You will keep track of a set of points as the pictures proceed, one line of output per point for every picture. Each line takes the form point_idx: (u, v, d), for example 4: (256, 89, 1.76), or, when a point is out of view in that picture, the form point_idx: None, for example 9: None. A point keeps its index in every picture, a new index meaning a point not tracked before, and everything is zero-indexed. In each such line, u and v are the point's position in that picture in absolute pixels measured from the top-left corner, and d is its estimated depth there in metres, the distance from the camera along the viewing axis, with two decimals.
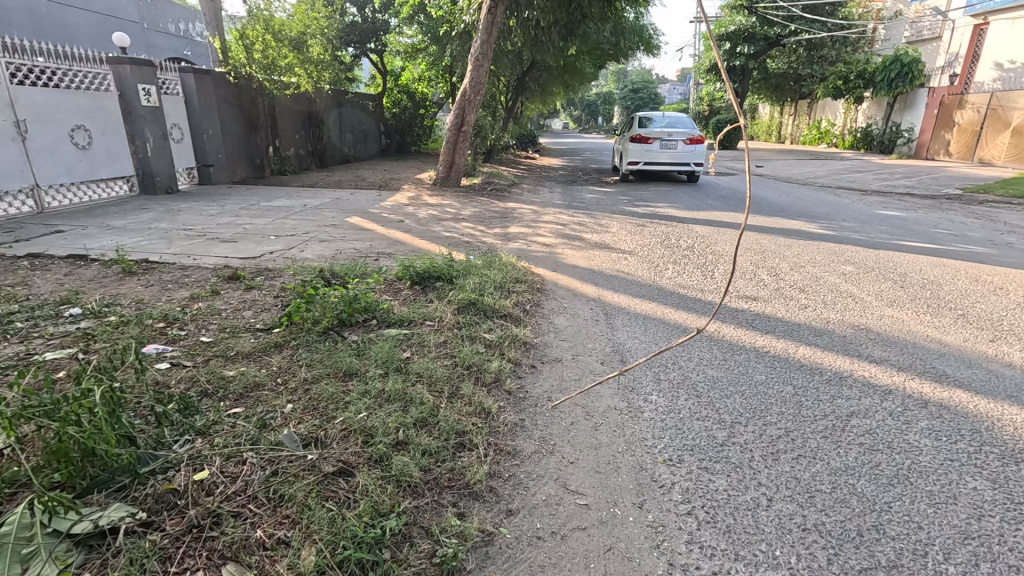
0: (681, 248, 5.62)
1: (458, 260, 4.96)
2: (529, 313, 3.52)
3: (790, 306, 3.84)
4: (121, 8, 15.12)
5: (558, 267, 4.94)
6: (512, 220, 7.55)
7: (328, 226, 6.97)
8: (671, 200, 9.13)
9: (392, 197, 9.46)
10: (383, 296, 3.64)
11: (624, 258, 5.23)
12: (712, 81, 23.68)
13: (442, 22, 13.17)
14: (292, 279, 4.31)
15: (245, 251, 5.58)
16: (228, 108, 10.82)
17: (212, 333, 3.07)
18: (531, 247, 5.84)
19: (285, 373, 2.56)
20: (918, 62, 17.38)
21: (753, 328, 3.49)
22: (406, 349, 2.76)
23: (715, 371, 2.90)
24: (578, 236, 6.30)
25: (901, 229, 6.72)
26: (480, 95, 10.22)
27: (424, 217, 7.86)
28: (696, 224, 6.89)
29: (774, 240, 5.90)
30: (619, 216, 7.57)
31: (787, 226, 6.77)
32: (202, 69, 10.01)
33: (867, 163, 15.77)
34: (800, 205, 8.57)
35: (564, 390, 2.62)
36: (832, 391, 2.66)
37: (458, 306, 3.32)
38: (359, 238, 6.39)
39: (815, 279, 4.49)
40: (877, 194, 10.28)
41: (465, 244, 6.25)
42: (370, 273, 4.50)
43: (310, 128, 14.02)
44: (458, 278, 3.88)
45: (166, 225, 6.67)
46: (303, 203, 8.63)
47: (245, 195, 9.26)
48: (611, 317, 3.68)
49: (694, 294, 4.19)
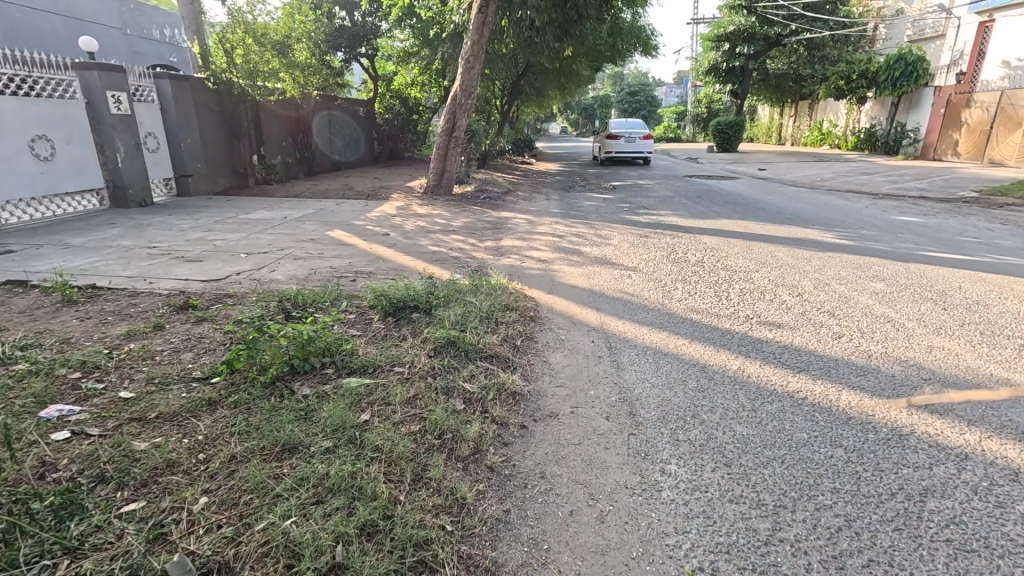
0: (690, 263, 5.12)
1: (443, 281, 4.45)
2: (520, 350, 3.00)
3: (823, 336, 3.32)
4: (102, 13, 14.66)
5: (554, 287, 4.43)
6: (506, 232, 7.06)
7: (307, 241, 6.47)
8: (674, 207, 8.64)
9: (380, 207, 8.98)
10: (351, 333, 3.12)
11: (627, 276, 4.73)
12: (712, 83, 23.10)
13: (433, 24, 12.72)
14: (252, 310, 3.80)
15: (209, 272, 5.07)
16: (208, 116, 10.33)
17: (136, 385, 2.54)
18: (525, 263, 5.34)
19: (211, 445, 2.05)
20: (923, 61, 16.97)
21: (783, 366, 2.96)
22: (365, 409, 2.24)
23: (745, 428, 2.38)
24: (577, 250, 5.79)
25: (926, 237, 6.22)
26: (472, 98, 9.73)
27: (411, 229, 7.36)
28: (704, 234, 6.40)
29: (790, 252, 5.40)
30: (620, 226, 7.08)
31: (802, 235, 6.27)
32: (180, 75, 9.52)
33: (873, 165, 15.32)
34: (812, 212, 8.07)
35: (561, 460, 2.10)
36: (895, 457, 2.14)
37: (435, 346, 2.80)
38: (337, 254, 5.88)
39: (844, 299, 4.00)
40: (889, 197, 9.79)
41: (453, 259, 5.74)
42: (342, 300, 3.99)
43: (298, 135, 13.56)
44: (437, 308, 3.37)
45: (129, 242, 6.16)
46: (284, 216, 8.13)
47: (223, 208, 8.75)
48: (616, 352, 3.16)
49: (710, 320, 3.68)
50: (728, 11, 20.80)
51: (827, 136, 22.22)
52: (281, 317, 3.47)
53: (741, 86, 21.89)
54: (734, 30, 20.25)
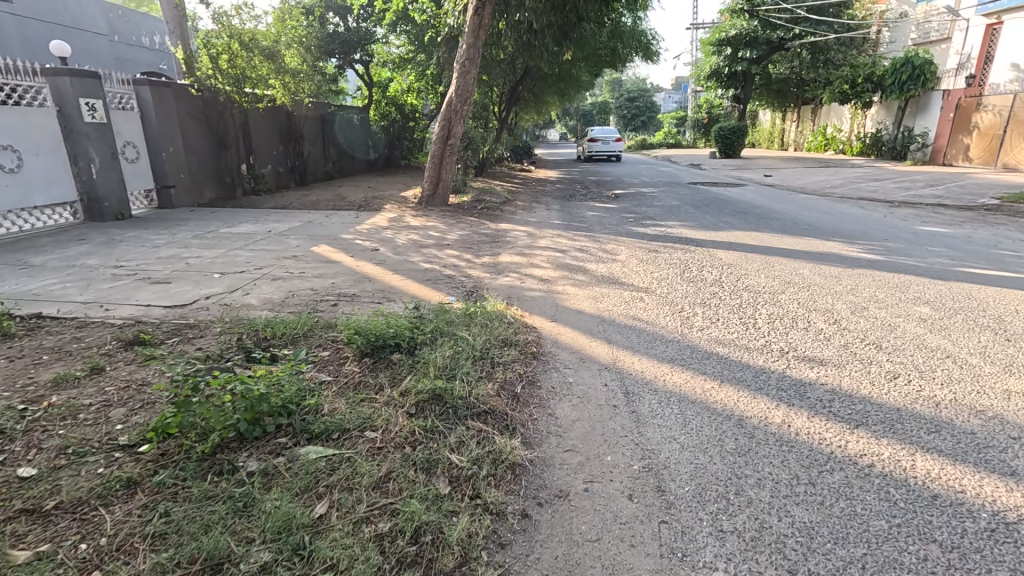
0: (707, 282, 4.65)
1: (434, 308, 3.97)
2: (521, 402, 2.51)
3: (876, 378, 2.82)
4: (88, 19, 14.26)
5: (558, 313, 3.93)
6: (504, 246, 6.59)
7: (288, 258, 5.98)
8: (681, 217, 8.18)
9: (371, 219, 8.51)
10: (320, 380, 2.62)
11: (639, 298, 4.26)
12: (712, 88, 22.51)
13: (428, 28, 12.32)
14: (213, 345, 3.29)
15: (176, 295, 4.59)
16: (193, 124, 9.87)
17: (42, 458, 2.04)
18: (525, 283, 4.87)
19: (111, 559, 1.54)
20: (930, 64, 16.64)
21: (837, 420, 2.45)
22: (320, 500, 1.74)
23: (806, 512, 1.88)
24: (582, 267, 5.30)
25: (957, 249, 5.76)
26: (468, 104, 9.28)
27: (403, 243, 6.88)
28: (718, 247, 5.93)
29: (817, 269, 4.93)
30: (626, 239, 6.61)
31: (824, 249, 5.79)
32: (161, 81, 9.08)
33: (882, 170, 14.92)
34: (828, 222, 7.62)
35: (575, 570, 1.60)
36: (1009, 561, 1.64)
37: (417, 402, 2.30)
38: (321, 273, 5.39)
39: (889, 327, 3.51)
40: (906, 205, 9.34)
41: (446, 278, 5.25)
42: (317, 333, 3.48)
43: (289, 143, 13.10)
44: (423, 347, 2.89)
45: (94, 261, 5.67)
46: (268, 229, 7.65)
47: (204, 220, 8.27)
48: (634, 400, 2.66)
49: (739, 355, 3.19)
50: (729, 15, 20.41)
51: (832, 142, 21.91)
52: (241, 358, 2.95)
53: (743, 90, 21.23)
54: (735, 35, 19.82)
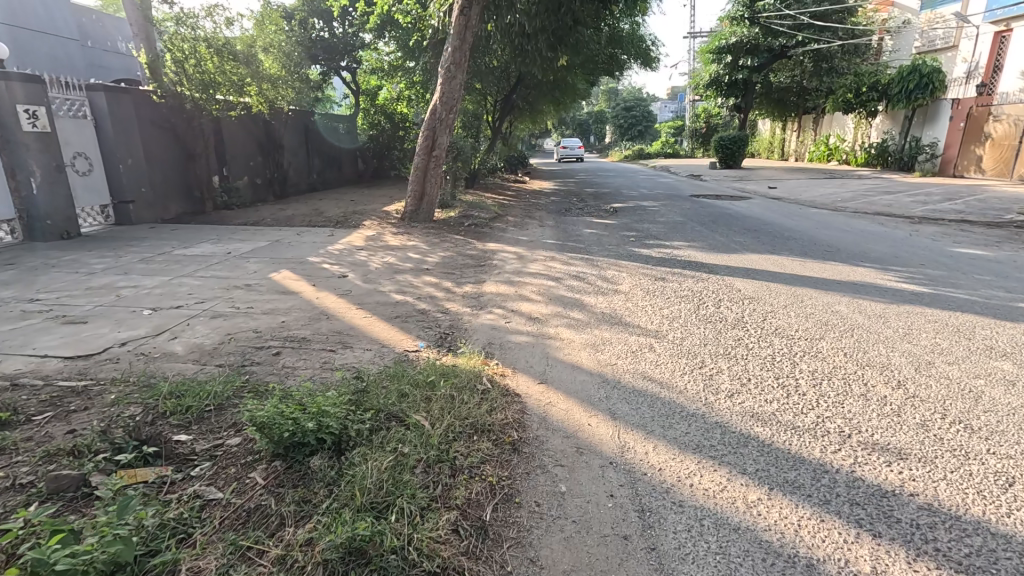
0: (729, 324, 3.88)
1: (395, 367, 3.18)
2: (487, 540, 1.73)
3: (986, 488, 2.04)
4: (59, 24, 13.55)
5: (549, 370, 3.14)
6: (490, 271, 5.84)
7: (239, 288, 5.19)
8: (688, 235, 7.44)
9: (346, 238, 7.75)
10: (199, 505, 1.81)
11: (648, 347, 3.49)
12: (711, 97, 21.72)
13: (414, 31, 11.64)
14: (88, 426, 2.46)
15: (87, 341, 3.78)
16: (156, 134, 9.12)
17: None
18: (511, 322, 4.13)
19: None
20: (938, 72, 16.12)
21: (953, 569, 1.67)
22: None
23: None
24: (579, 301, 4.53)
25: (1010, 277, 5.02)
26: (454, 113, 8.57)
27: (376, 267, 6.12)
28: (733, 275, 5.19)
29: (857, 306, 4.18)
30: (628, 263, 5.86)
31: (856, 277, 5.06)
32: (118, 87, 8.32)
33: (893, 182, 14.30)
34: (850, 242, 6.90)
35: None
36: None
37: (324, 562, 1.52)
38: (272, 308, 4.60)
39: (972, 395, 2.74)
40: (930, 221, 8.64)
41: (419, 314, 4.47)
42: (237, 404, 2.70)
43: (267, 153, 12.36)
44: (357, 443, 2.10)
45: (10, 293, 4.88)
46: (227, 250, 6.86)
47: (160, 240, 7.49)
48: (652, 527, 1.87)
49: (788, 442, 2.39)
50: (729, 22, 19.71)
51: (835, 152, 21.41)
52: (108, 453, 2.13)
53: (744, 99, 20.56)
54: (735, 42, 19.14)
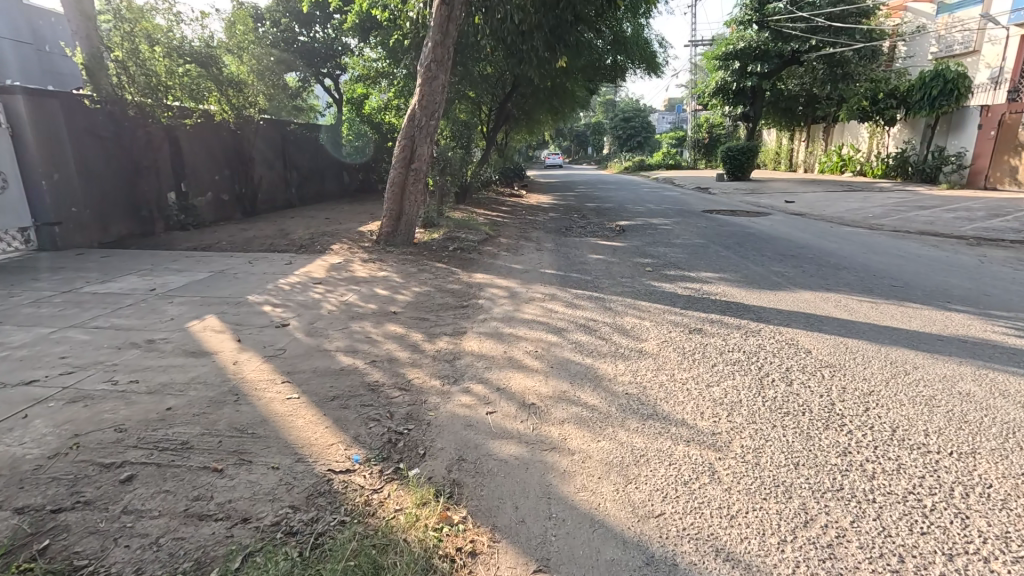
0: (820, 422, 2.58)
1: (293, 540, 1.88)
2: None
3: None
4: (11, 26, 12.43)
5: (551, 539, 1.85)
6: (474, 315, 4.58)
7: (135, 346, 3.89)
8: (714, 263, 6.23)
9: (306, 267, 6.47)
10: None
11: (706, 475, 2.19)
12: (717, 106, 20.65)
13: (395, 31, 10.51)
14: None
15: None
16: (94, 145, 7.89)
17: None
18: (496, 410, 2.84)
19: None
20: (966, 78, 15.04)
21: None
22: None
23: None
24: (592, 372, 3.25)
25: None
26: (436, 119, 7.35)
27: (331, 309, 4.85)
28: (793, 326, 3.93)
29: (996, 386, 2.88)
30: (650, 304, 4.63)
31: (956, 328, 3.83)
32: (42, 90, 7.09)
33: (920, 195, 13.25)
34: (912, 271, 5.71)
35: None
36: None
37: None
38: (164, 383, 3.29)
39: None
40: (988, 243, 7.50)
41: (369, 392, 3.18)
42: None
43: (236, 166, 11.12)
44: None
45: None
46: (152, 286, 5.57)
47: (79, 270, 6.21)
48: None
49: None
50: (738, 26, 18.73)
51: (847, 163, 20.40)
52: None
53: (752, 108, 19.50)
54: (744, 47, 18.03)
